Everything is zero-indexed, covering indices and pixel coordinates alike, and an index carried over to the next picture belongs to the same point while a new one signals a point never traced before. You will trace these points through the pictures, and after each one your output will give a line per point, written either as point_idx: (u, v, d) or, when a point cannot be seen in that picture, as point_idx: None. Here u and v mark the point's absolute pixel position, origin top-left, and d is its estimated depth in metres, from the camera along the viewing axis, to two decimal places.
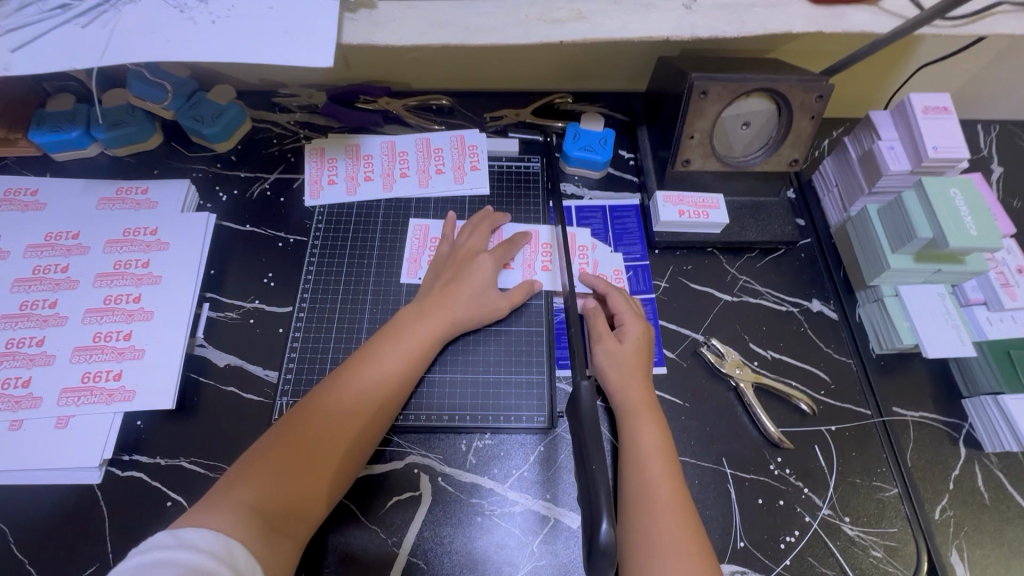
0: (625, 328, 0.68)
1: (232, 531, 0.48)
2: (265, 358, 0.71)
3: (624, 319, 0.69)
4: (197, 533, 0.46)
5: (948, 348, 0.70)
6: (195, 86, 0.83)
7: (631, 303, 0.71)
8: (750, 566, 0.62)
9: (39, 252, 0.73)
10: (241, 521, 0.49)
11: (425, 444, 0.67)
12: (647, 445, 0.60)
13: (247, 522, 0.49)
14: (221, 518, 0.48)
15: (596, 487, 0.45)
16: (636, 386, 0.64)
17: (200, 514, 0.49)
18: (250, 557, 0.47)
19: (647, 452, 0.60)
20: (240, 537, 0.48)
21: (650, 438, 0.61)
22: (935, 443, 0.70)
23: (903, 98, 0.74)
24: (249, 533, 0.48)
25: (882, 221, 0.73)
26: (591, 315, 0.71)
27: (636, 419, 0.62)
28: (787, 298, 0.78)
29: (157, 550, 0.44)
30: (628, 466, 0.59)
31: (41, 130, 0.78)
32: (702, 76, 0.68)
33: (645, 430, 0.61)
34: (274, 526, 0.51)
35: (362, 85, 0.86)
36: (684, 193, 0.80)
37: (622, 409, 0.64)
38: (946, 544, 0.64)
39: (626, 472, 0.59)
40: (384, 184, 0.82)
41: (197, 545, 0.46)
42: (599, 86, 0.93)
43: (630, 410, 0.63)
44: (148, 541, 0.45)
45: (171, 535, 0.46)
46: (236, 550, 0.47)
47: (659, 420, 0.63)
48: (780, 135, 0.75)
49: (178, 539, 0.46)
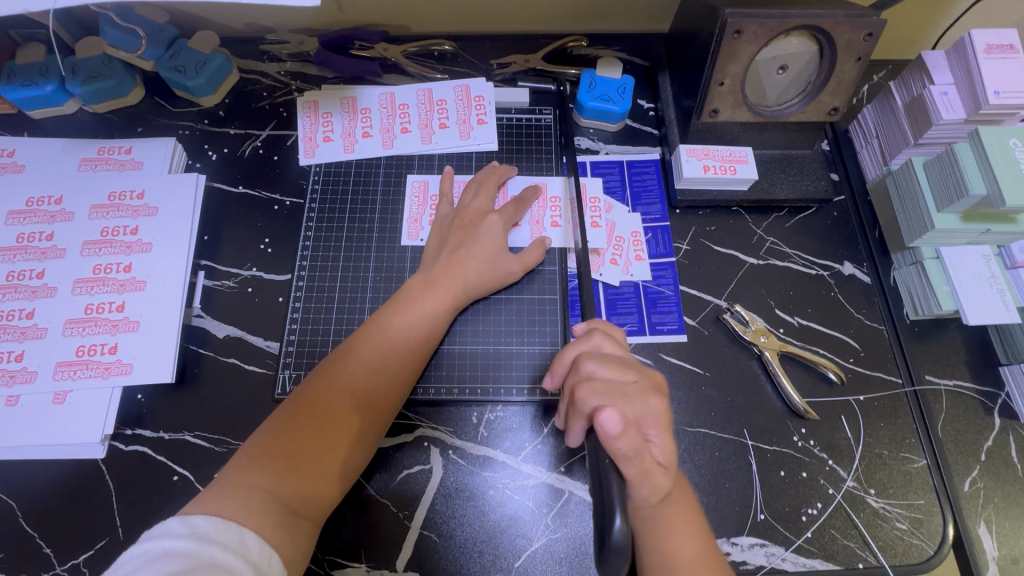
0: (656, 448, 0.52)
1: (245, 520, 0.46)
2: (266, 328, 0.68)
3: (652, 419, 0.52)
4: (208, 521, 0.45)
5: (992, 315, 0.65)
6: (175, 33, 0.76)
7: (646, 395, 0.54)
8: (770, 539, 0.60)
9: (22, 219, 0.68)
10: (255, 509, 0.47)
11: (434, 417, 0.65)
12: (687, 559, 0.51)
13: (261, 509, 0.48)
14: (235, 505, 0.47)
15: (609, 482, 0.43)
16: (669, 499, 0.53)
17: (210, 502, 0.47)
18: (264, 547, 0.46)
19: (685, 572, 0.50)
20: (253, 525, 0.46)
21: (686, 545, 0.52)
22: (969, 412, 0.66)
23: (963, 36, 0.66)
24: (263, 521, 0.47)
25: (929, 176, 0.67)
26: (626, 442, 0.46)
27: (664, 529, 0.52)
28: (818, 261, 0.73)
29: (169, 538, 0.43)
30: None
31: (12, 84, 0.72)
32: (737, 12, 0.61)
33: (671, 535, 0.52)
34: (289, 511, 0.49)
35: (358, 30, 0.79)
36: (709, 146, 0.74)
37: (648, 518, 0.52)
38: (974, 516, 0.62)
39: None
40: (383, 140, 0.76)
41: (210, 535, 0.44)
42: (618, 25, 0.84)
43: (666, 524, 0.52)
44: (159, 527, 0.44)
45: (181, 522, 0.44)
46: (249, 539, 0.46)
47: (693, 520, 0.53)
48: (820, 80, 0.68)
49: (191, 528, 0.44)
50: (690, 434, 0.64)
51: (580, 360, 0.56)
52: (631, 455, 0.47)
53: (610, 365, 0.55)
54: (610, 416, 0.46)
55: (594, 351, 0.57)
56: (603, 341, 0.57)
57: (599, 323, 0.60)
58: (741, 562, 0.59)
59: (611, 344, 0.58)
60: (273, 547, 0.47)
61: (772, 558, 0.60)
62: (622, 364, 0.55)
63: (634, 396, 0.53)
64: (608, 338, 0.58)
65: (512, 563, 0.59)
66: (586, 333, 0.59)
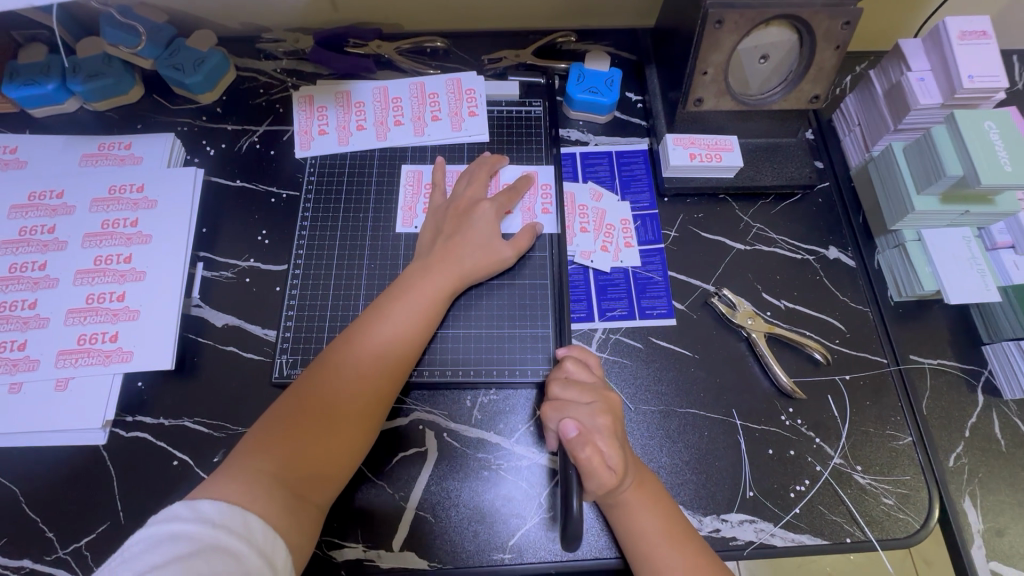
0: (606, 455, 0.53)
1: (249, 505, 0.48)
2: (263, 317, 0.69)
3: (601, 432, 0.55)
4: (215, 506, 0.46)
5: (972, 293, 0.67)
6: (174, 33, 0.78)
7: (598, 415, 0.56)
8: (759, 515, 0.62)
9: (24, 213, 0.70)
10: (262, 494, 0.49)
11: (430, 401, 0.66)
12: (652, 537, 0.54)
13: (265, 495, 0.49)
14: (240, 490, 0.49)
15: (569, 473, 0.52)
16: (624, 488, 0.55)
17: (218, 488, 0.49)
18: (269, 532, 0.47)
19: (658, 551, 0.54)
20: (258, 511, 0.48)
21: (650, 521, 0.55)
22: (952, 390, 0.68)
23: (937, 24, 0.68)
24: (269, 505, 0.49)
25: (909, 162, 0.69)
26: (579, 448, 0.53)
27: (630, 509, 0.55)
28: (803, 246, 0.74)
29: (175, 522, 0.44)
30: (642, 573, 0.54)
31: (14, 83, 0.74)
32: (718, 3, 0.62)
33: (641, 515, 0.55)
34: (295, 495, 0.51)
35: (351, 28, 0.81)
36: (695, 135, 0.75)
37: (613, 502, 0.56)
38: (959, 491, 0.64)
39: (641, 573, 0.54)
40: (377, 133, 0.77)
41: (215, 519, 0.46)
42: (606, 19, 0.86)
43: (630, 513, 0.55)
44: (166, 511, 0.45)
45: (187, 507, 0.46)
46: (254, 525, 0.47)
47: (656, 500, 0.56)
48: (801, 69, 0.70)
49: (197, 512, 0.46)
50: (679, 414, 0.66)
51: (550, 384, 0.60)
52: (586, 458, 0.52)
53: (578, 388, 0.59)
54: (568, 423, 0.54)
55: (563, 377, 0.60)
56: (573, 367, 0.60)
57: (575, 349, 0.63)
58: (730, 538, 0.61)
59: (581, 369, 0.61)
60: (279, 531, 0.48)
61: (760, 534, 0.61)
62: (585, 386, 0.59)
63: (587, 414, 0.56)
64: (579, 364, 0.61)
65: (506, 541, 0.60)
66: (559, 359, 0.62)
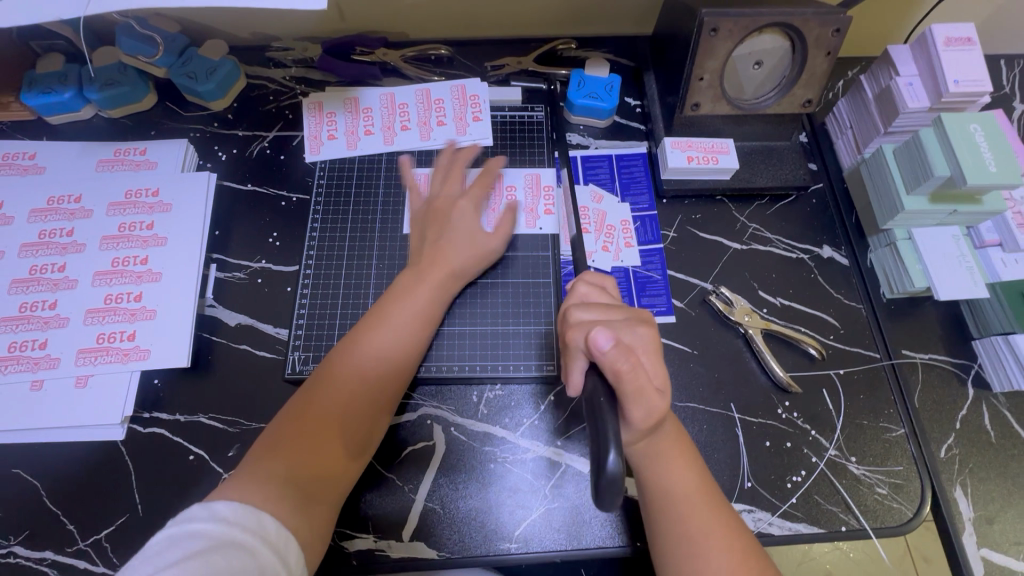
0: (650, 372, 0.54)
1: (262, 505, 0.50)
2: (275, 316, 0.71)
3: (644, 346, 0.55)
4: (229, 506, 0.48)
5: (961, 289, 0.69)
6: (187, 43, 0.81)
7: (636, 326, 0.56)
8: (757, 505, 0.64)
9: (43, 217, 0.72)
10: (273, 495, 0.51)
11: (437, 397, 0.68)
12: (678, 488, 0.55)
13: (276, 496, 0.51)
14: (253, 491, 0.51)
15: (598, 401, 0.49)
16: (660, 432, 0.56)
17: (230, 492, 0.51)
18: (280, 529, 0.49)
19: (684, 502, 0.54)
20: (270, 511, 0.50)
21: (674, 471, 0.55)
22: (944, 384, 0.70)
23: (924, 30, 0.71)
24: (280, 507, 0.51)
25: (897, 161, 0.72)
26: (621, 360, 0.50)
27: (659, 456, 0.55)
28: (798, 245, 0.77)
29: (192, 522, 0.46)
30: (667, 521, 0.54)
31: (32, 92, 0.76)
32: (713, 11, 0.65)
33: (668, 463, 0.55)
34: (305, 496, 0.53)
35: (359, 36, 0.83)
36: (692, 138, 0.77)
37: (642, 450, 0.55)
38: (950, 480, 0.66)
39: (663, 524, 0.54)
40: (385, 138, 0.80)
41: (230, 518, 0.47)
42: (605, 27, 0.89)
43: (658, 455, 0.56)
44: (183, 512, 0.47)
45: (203, 508, 0.48)
46: (266, 522, 0.49)
47: (684, 451, 0.57)
48: (793, 74, 0.72)
49: (212, 512, 0.47)
50: (679, 408, 0.68)
51: (570, 310, 0.58)
52: (627, 369, 0.50)
53: (601, 310, 0.58)
54: (601, 334, 0.51)
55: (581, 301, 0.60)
56: (588, 290, 0.61)
57: (590, 273, 0.63)
58: None
59: (596, 291, 0.61)
60: (290, 529, 0.50)
61: (758, 523, 0.63)
62: (608, 306, 0.58)
63: (623, 327, 0.56)
64: (593, 287, 0.61)
65: (512, 531, 0.62)
66: (572, 287, 0.62)
